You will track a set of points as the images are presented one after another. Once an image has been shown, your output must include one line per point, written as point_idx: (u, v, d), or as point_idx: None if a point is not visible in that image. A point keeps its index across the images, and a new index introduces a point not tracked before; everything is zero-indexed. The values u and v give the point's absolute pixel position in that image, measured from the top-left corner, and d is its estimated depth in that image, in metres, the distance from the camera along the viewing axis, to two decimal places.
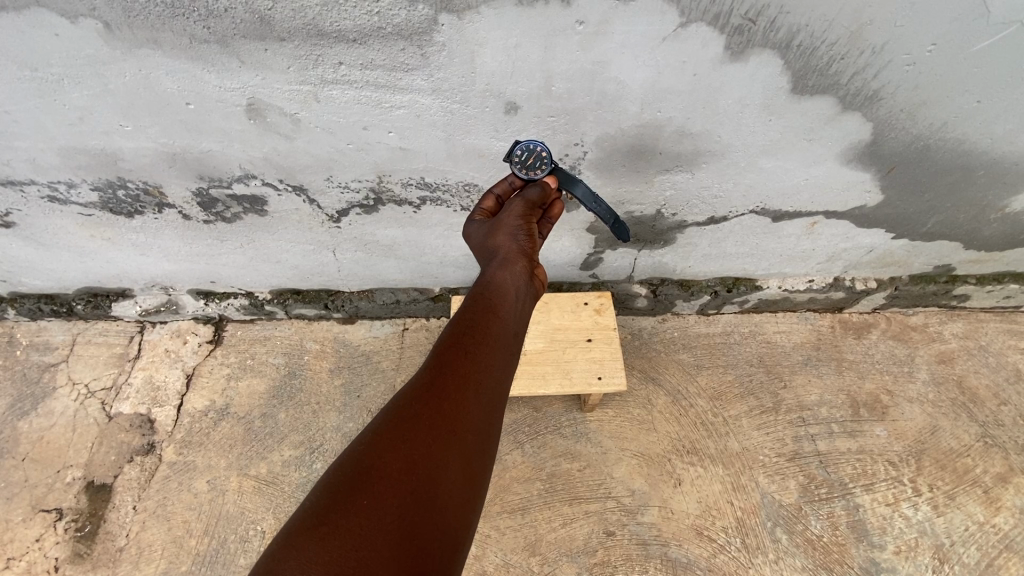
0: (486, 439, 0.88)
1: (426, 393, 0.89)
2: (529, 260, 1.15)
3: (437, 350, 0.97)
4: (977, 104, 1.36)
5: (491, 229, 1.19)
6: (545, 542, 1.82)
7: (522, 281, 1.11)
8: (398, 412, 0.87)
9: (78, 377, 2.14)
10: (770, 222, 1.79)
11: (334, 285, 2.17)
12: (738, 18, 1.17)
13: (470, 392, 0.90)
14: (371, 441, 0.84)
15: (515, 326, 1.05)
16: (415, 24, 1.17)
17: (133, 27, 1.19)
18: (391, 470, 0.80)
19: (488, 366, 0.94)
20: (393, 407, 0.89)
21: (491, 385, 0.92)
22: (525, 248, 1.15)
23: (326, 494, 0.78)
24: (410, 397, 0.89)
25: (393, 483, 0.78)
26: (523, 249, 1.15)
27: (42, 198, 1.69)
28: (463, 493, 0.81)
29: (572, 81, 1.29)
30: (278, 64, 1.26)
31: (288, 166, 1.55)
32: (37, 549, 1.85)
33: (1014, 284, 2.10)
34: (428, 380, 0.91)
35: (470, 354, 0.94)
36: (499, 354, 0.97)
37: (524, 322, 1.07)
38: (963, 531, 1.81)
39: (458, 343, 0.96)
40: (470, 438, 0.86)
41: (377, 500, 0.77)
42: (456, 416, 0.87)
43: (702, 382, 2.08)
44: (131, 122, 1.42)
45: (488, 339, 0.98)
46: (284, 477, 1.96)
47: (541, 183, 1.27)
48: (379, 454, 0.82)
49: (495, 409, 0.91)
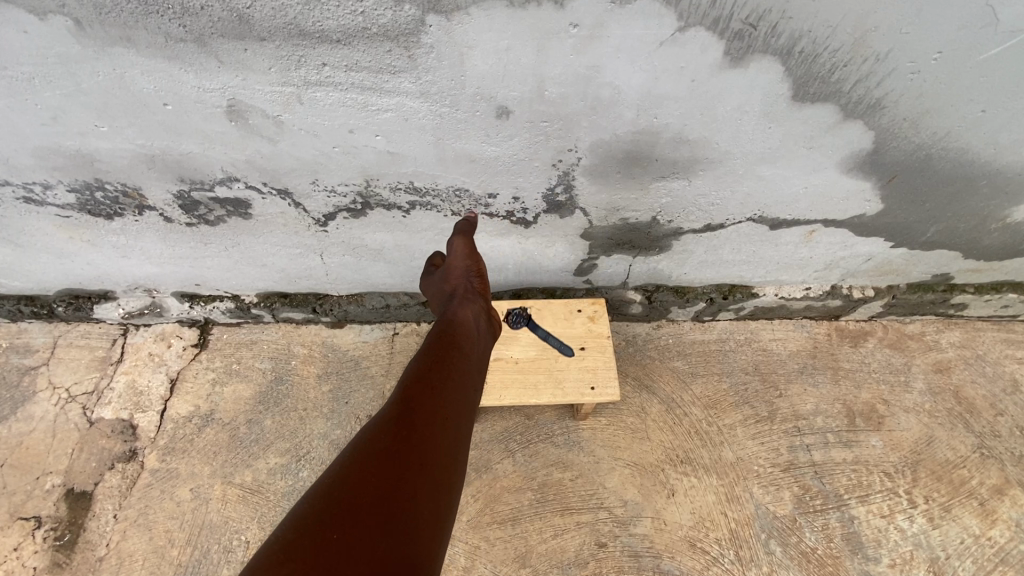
0: (454, 473, 0.86)
1: (395, 427, 0.88)
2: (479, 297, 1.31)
3: (400, 390, 0.97)
4: (981, 114, 1.33)
5: (444, 274, 1.36)
6: (535, 554, 1.79)
7: (477, 317, 1.26)
8: (368, 446, 0.84)
9: (58, 382, 2.09)
10: (767, 230, 1.76)
11: (322, 289, 2.12)
12: (738, 23, 1.12)
13: (436, 426, 0.90)
14: (338, 477, 0.79)
15: (474, 368, 1.11)
16: (402, 25, 1.12)
17: (104, 25, 1.14)
18: (363, 502, 0.75)
19: (451, 403, 0.96)
20: (359, 445, 0.85)
21: (455, 422, 0.94)
22: (476, 287, 1.32)
23: (292, 531, 0.71)
24: (377, 433, 0.87)
25: (366, 514, 0.74)
26: (472, 287, 1.32)
27: (17, 199, 1.63)
28: (436, 522, 0.78)
29: (565, 85, 1.25)
30: (258, 65, 1.21)
31: (272, 169, 1.50)
32: (15, 558, 1.81)
33: (1012, 293, 2.08)
34: (395, 416, 0.90)
35: (434, 390, 0.96)
36: (462, 393, 1.00)
37: (478, 363, 1.15)
38: (959, 544, 1.79)
39: (421, 383, 0.98)
40: (439, 468, 0.84)
41: (349, 529, 0.71)
42: (426, 447, 0.86)
43: (697, 390, 2.05)
44: (107, 122, 1.36)
45: (450, 377, 1.02)
46: (269, 486, 1.91)
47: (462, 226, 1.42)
48: (349, 488, 0.77)
49: (459, 446, 0.91)
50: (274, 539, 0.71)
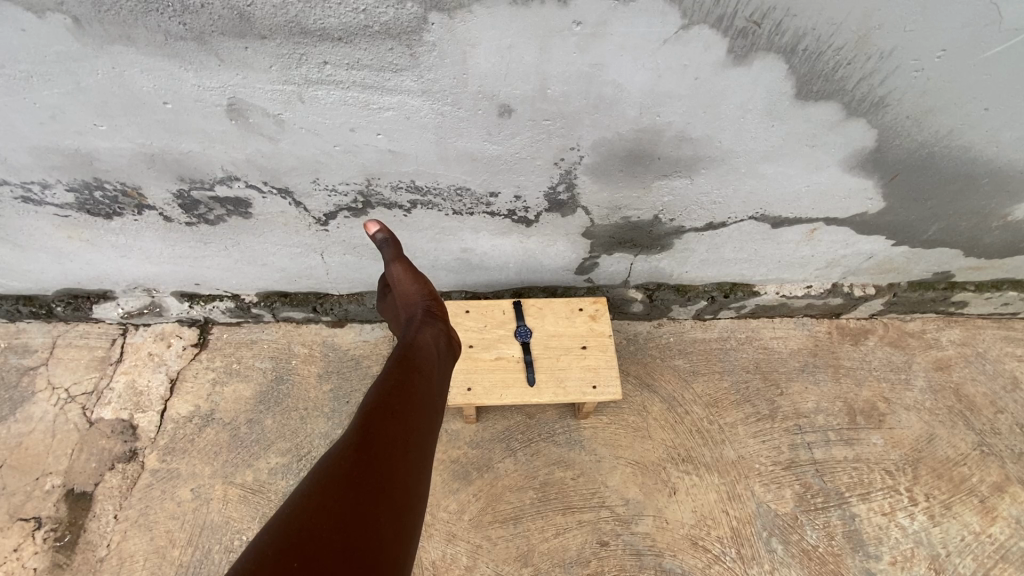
0: (416, 497, 0.86)
1: (358, 452, 0.86)
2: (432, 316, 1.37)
3: (363, 412, 0.95)
4: (984, 112, 1.33)
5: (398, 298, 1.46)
6: (537, 553, 1.79)
7: (437, 338, 1.28)
8: (329, 472, 0.82)
9: (58, 382, 2.08)
10: (769, 228, 1.76)
11: (323, 289, 2.11)
12: (742, 20, 1.12)
13: (400, 449, 0.89)
14: (300, 502, 0.77)
15: (436, 387, 1.12)
16: (403, 22, 1.11)
17: (103, 23, 1.13)
18: (326, 529, 0.73)
19: (415, 425, 0.95)
20: (321, 469, 0.83)
21: (417, 444, 0.93)
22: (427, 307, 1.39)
23: (254, 559, 0.69)
24: (340, 457, 0.84)
25: (328, 542, 0.72)
26: (425, 308, 1.39)
27: (15, 198, 1.62)
28: (398, 548, 0.77)
29: (568, 83, 1.24)
30: (259, 63, 1.20)
31: (272, 168, 1.49)
32: (16, 559, 1.80)
33: (1012, 291, 2.08)
34: (358, 439, 0.88)
35: (398, 412, 0.95)
36: (424, 416, 0.99)
37: (441, 384, 1.14)
38: (959, 541, 1.80)
39: (384, 404, 0.96)
40: (400, 494, 0.83)
41: (310, 558, 0.69)
42: (388, 472, 0.84)
43: (698, 389, 2.04)
44: (106, 121, 1.35)
45: (413, 398, 1.01)
46: (270, 486, 1.91)
47: (389, 242, 1.50)
48: (311, 515, 0.75)
49: (422, 470, 0.90)
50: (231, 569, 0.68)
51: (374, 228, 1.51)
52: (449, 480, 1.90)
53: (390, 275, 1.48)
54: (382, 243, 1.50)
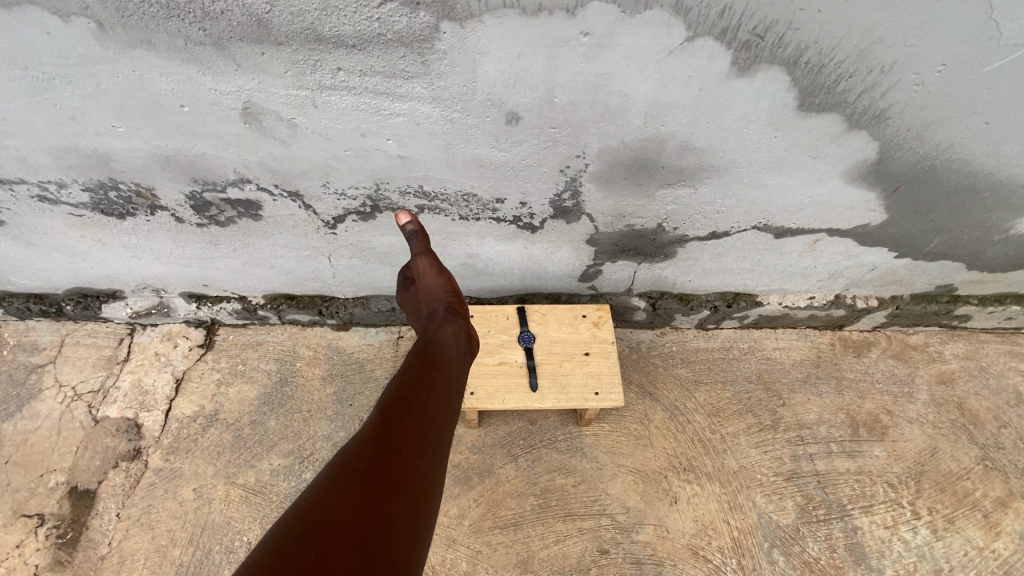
0: (431, 492, 0.87)
1: (374, 445, 0.87)
2: (453, 313, 1.40)
3: (381, 407, 0.97)
4: (984, 126, 1.34)
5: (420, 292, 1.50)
6: (537, 560, 1.79)
7: (459, 336, 1.32)
8: (347, 465, 0.84)
9: (64, 380, 2.10)
10: (772, 238, 1.77)
11: (328, 292, 2.13)
12: (746, 33, 1.14)
13: (416, 445, 0.91)
14: (316, 497, 0.78)
15: (455, 383, 1.14)
16: (416, 30, 1.14)
17: (126, 27, 1.16)
18: (340, 525, 0.75)
19: (431, 422, 0.97)
20: (340, 462, 0.85)
21: (434, 441, 0.94)
22: (451, 305, 1.43)
23: (270, 552, 0.71)
24: (357, 451, 0.86)
25: (342, 538, 0.73)
26: (448, 305, 1.42)
27: (32, 197, 1.66)
28: (410, 544, 0.78)
29: (574, 92, 1.27)
30: (274, 68, 1.24)
31: (283, 171, 1.52)
32: (17, 555, 1.81)
33: (1016, 305, 2.08)
34: (375, 434, 0.89)
35: (415, 409, 0.97)
36: (440, 412, 1.01)
37: (458, 381, 1.17)
38: (962, 556, 1.79)
39: (402, 400, 0.98)
40: (415, 490, 0.84)
41: (326, 554, 0.71)
42: (404, 466, 0.86)
43: (700, 398, 2.05)
44: (124, 123, 1.39)
45: (430, 395, 1.02)
46: (271, 488, 1.92)
47: (418, 235, 1.50)
48: (327, 508, 0.76)
49: (437, 466, 0.92)
50: (249, 559, 0.70)
51: (404, 219, 1.50)
52: (451, 485, 1.90)
53: (414, 268, 1.51)
54: (411, 235, 1.50)
